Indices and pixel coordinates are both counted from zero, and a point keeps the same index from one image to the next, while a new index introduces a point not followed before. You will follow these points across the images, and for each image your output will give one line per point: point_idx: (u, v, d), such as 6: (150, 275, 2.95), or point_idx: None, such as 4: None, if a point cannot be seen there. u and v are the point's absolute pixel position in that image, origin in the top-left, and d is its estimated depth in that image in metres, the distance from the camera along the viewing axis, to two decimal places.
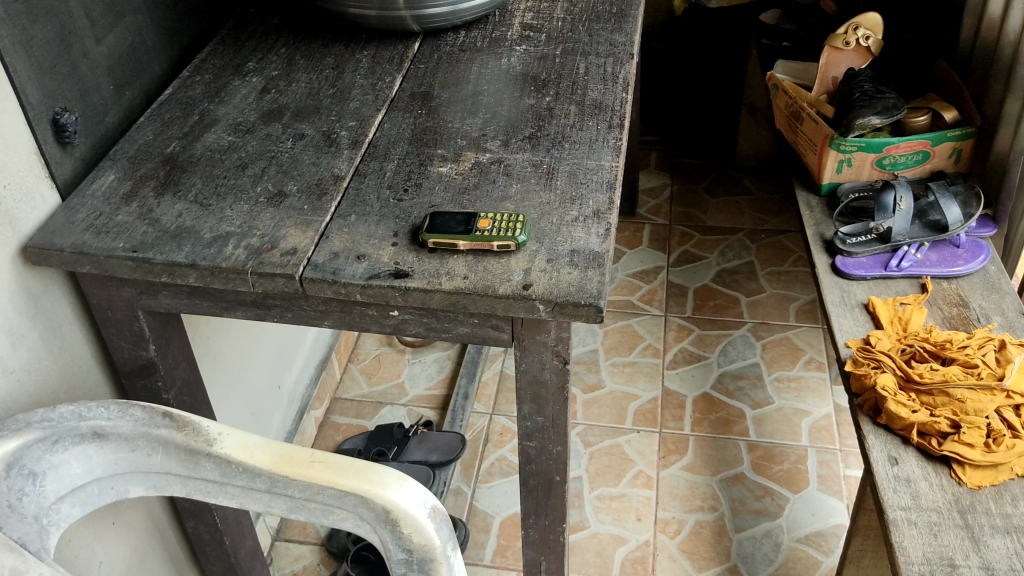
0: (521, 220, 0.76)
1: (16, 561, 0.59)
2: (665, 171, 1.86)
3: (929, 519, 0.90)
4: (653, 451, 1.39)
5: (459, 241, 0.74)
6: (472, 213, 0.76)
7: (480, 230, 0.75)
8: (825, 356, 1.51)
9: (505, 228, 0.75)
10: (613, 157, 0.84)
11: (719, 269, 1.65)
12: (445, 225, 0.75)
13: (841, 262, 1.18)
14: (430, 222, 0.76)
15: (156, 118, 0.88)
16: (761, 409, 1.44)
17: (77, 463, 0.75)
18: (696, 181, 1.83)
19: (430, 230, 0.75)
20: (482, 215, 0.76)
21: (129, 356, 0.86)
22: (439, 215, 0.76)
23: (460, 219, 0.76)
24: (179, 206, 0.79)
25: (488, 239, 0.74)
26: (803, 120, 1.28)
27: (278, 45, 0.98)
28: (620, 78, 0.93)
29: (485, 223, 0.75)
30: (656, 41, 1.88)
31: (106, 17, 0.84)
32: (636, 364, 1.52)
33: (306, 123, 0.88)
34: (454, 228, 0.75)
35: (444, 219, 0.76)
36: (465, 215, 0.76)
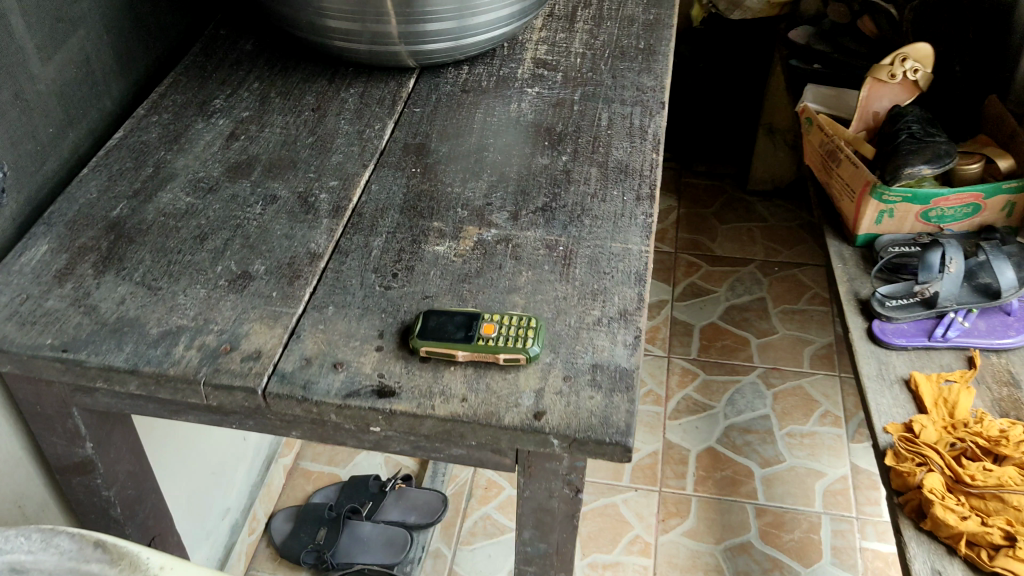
0: (533, 324, 0.63)
1: None
2: (671, 192, 1.72)
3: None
4: (652, 512, 1.23)
5: (458, 352, 0.61)
6: (472, 314, 0.63)
7: (483, 338, 0.62)
8: (842, 411, 1.35)
9: (514, 335, 0.62)
10: (643, 239, 0.70)
11: (729, 305, 1.51)
12: (440, 329, 0.62)
13: (879, 328, 1.04)
14: (421, 324, 0.63)
15: (104, 169, 0.75)
16: (771, 468, 1.28)
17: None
18: (704, 204, 1.69)
19: (421, 333, 0.62)
20: (485, 318, 0.63)
21: (63, 451, 0.73)
22: (433, 315, 0.63)
23: (459, 323, 0.63)
24: (123, 288, 0.66)
25: (494, 350, 0.61)
26: (838, 161, 1.13)
27: (250, 77, 0.85)
28: (649, 133, 0.80)
29: (490, 329, 0.62)
30: None
31: (43, 51, 0.71)
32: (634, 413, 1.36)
33: (279, 181, 0.75)
34: (450, 334, 0.62)
35: (439, 320, 0.63)
36: (464, 317, 0.63)
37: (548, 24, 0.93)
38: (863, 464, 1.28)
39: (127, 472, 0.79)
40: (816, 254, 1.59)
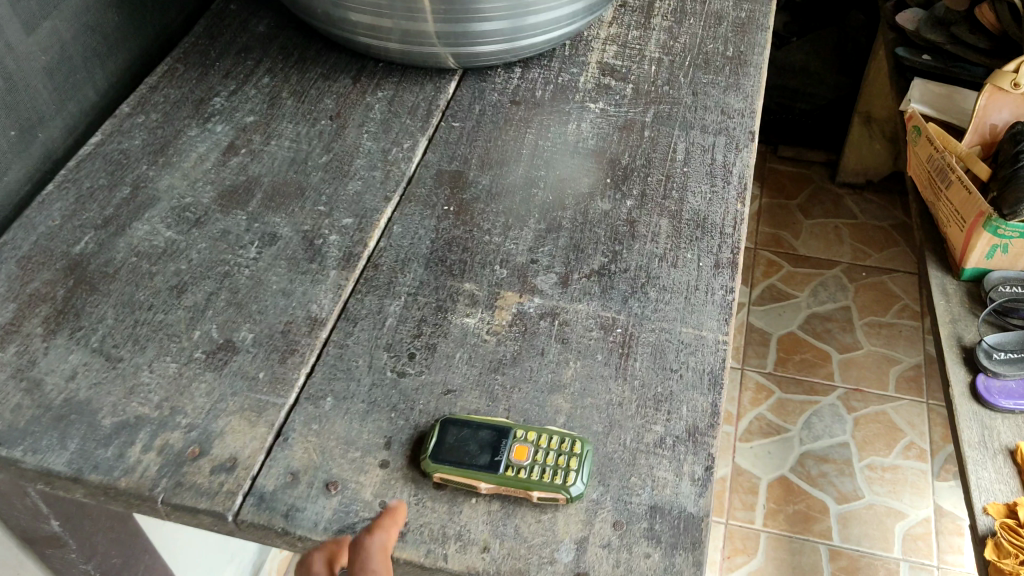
0: (580, 450, 0.49)
1: None
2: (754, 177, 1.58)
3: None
4: (717, 548, 1.11)
5: (481, 482, 0.48)
6: (502, 428, 0.50)
7: (514, 467, 0.48)
8: (928, 443, 1.21)
9: (554, 464, 0.48)
10: (721, 325, 0.56)
11: (809, 314, 1.37)
12: (458, 446, 0.49)
13: (983, 384, 0.89)
14: (435, 436, 0.50)
15: (71, 188, 0.63)
16: (848, 505, 1.15)
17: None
18: (789, 194, 1.55)
19: (434, 451, 0.49)
20: (517, 436, 0.50)
21: (27, 524, 0.62)
22: (450, 427, 0.50)
23: (484, 442, 0.49)
24: (75, 358, 0.55)
25: (528, 485, 0.48)
26: (950, 184, 0.98)
27: (259, 70, 0.73)
28: (734, 174, 0.65)
29: (524, 454, 0.49)
30: None
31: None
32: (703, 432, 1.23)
33: (282, 214, 0.63)
34: (470, 457, 0.49)
35: (458, 435, 0.50)
36: (491, 433, 0.50)
37: (619, 18, 0.79)
38: (949, 507, 1.14)
39: (102, 534, 0.68)
40: (910, 261, 1.45)
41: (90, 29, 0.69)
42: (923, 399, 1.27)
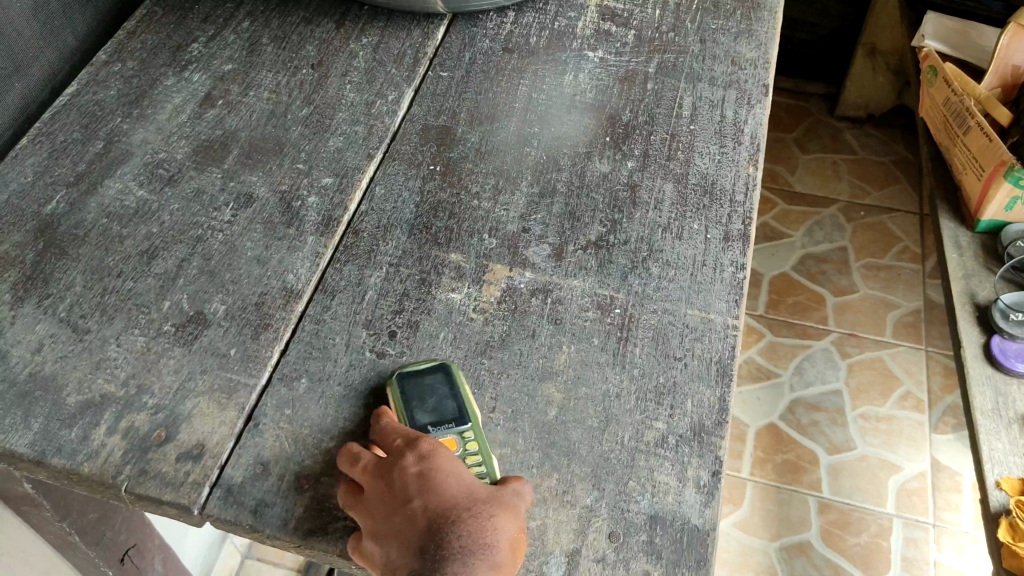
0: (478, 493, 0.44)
1: None
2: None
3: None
4: None
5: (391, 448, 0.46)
6: (462, 414, 0.47)
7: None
8: (926, 393, 1.18)
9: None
10: (728, 304, 0.52)
11: (804, 255, 1.34)
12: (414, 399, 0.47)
13: (998, 347, 0.85)
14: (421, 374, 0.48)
15: (44, 140, 0.60)
16: (839, 455, 1.13)
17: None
18: (787, 129, 1.51)
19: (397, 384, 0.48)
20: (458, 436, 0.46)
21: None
22: (437, 381, 0.48)
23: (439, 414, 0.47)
24: (41, 329, 0.51)
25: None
26: (968, 130, 0.93)
27: (240, 13, 0.68)
28: (745, 133, 0.61)
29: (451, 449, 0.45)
30: None
31: None
32: None
33: (260, 172, 0.59)
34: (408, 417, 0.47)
35: (430, 389, 0.48)
36: (453, 410, 0.47)
37: None
38: (945, 460, 1.11)
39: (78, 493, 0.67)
40: (911, 199, 1.40)
41: None
42: (921, 344, 1.23)
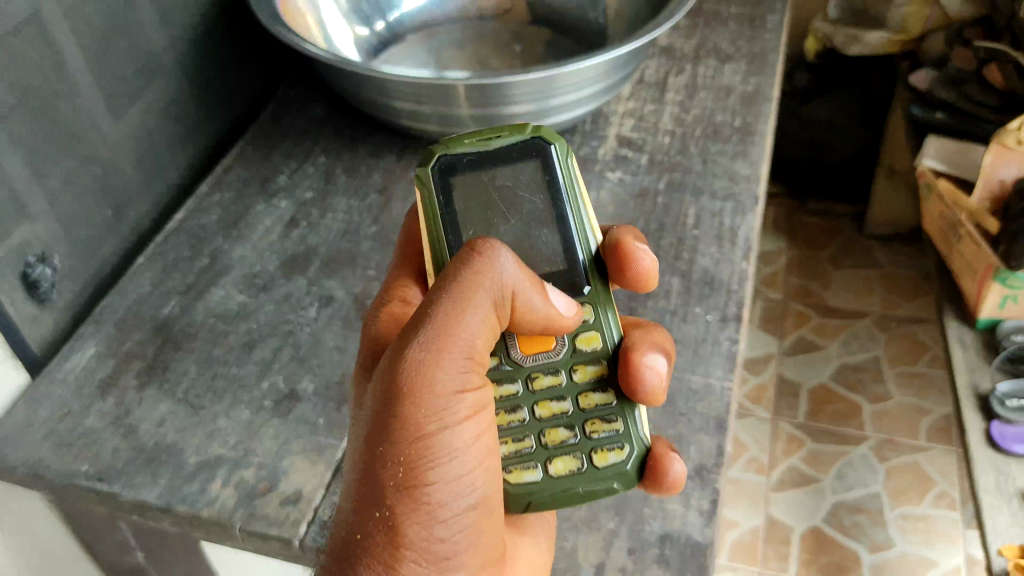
0: (608, 481, 0.50)
1: None
2: (782, 232, 1.65)
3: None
4: None
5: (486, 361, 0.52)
6: (563, 216, 0.53)
7: (529, 378, 0.52)
8: (960, 492, 1.25)
9: (551, 448, 0.51)
10: (727, 373, 0.63)
11: (840, 364, 1.43)
12: (501, 205, 0.53)
13: (997, 431, 0.94)
14: (517, 149, 0.53)
15: (158, 258, 0.72)
16: (880, 555, 1.20)
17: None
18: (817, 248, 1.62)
19: (476, 174, 0.53)
20: (556, 281, 0.53)
21: (116, 558, 0.70)
22: (527, 166, 0.53)
23: (536, 220, 0.53)
24: (163, 406, 0.62)
25: (511, 412, 0.52)
26: (962, 237, 1.06)
27: (316, 149, 0.81)
28: (740, 236, 0.73)
29: (562, 380, 0.52)
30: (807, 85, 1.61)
31: (97, 136, 0.68)
32: (739, 481, 1.30)
33: (337, 279, 0.70)
34: (488, 232, 0.52)
35: (520, 182, 0.53)
36: (549, 211, 0.53)
37: (636, 94, 0.86)
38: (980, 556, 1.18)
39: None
40: None
41: (177, 117, 0.77)
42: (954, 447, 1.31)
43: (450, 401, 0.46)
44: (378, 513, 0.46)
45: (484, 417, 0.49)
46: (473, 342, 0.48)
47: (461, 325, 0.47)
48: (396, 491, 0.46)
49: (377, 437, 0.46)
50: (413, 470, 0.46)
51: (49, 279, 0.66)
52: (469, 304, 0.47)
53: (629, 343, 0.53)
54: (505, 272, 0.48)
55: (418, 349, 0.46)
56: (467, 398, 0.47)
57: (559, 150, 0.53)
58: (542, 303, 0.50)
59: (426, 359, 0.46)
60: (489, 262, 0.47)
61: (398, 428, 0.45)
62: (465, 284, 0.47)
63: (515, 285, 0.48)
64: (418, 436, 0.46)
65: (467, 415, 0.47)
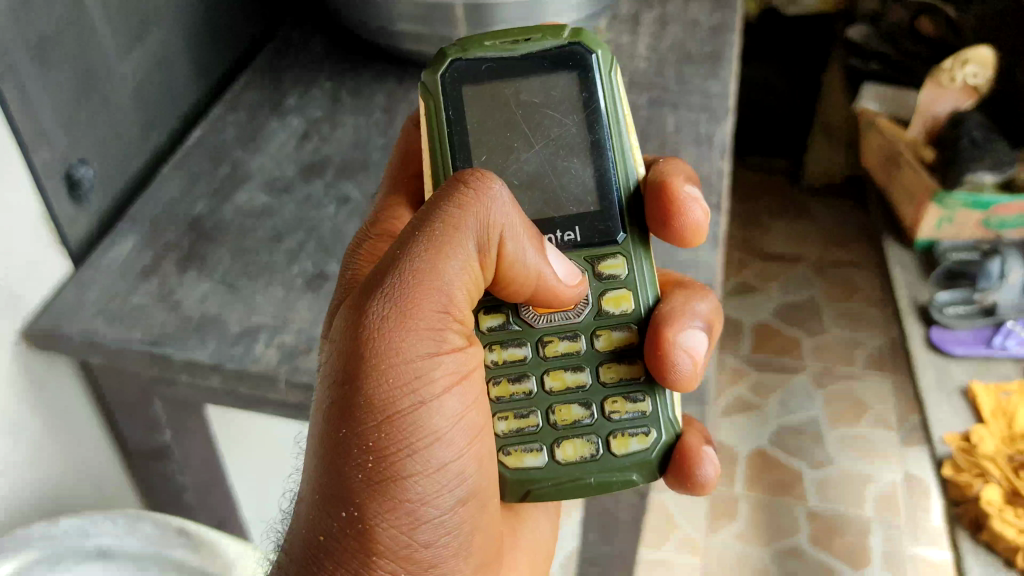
0: (626, 470, 0.54)
1: None
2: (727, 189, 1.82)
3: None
4: (702, 513, 1.29)
5: (493, 320, 0.55)
6: (598, 143, 0.55)
7: (542, 342, 0.55)
8: (894, 415, 1.40)
9: (562, 427, 0.54)
10: (711, 249, 0.70)
11: (779, 302, 1.60)
12: (525, 123, 0.55)
13: (938, 336, 1.06)
14: (551, 58, 0.55)
15: (183, 168, 0.78)
16: (822, 471, 1.33)
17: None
18: (757, 200, 1.79)
19: (497, 84, 0.55)
20: (587, 226, 0.55)
21: (144, 444, 0.75)
22: (561, 78, 0.55)
23: (568, 147, 0.55)
24: (204, 287, 0.68)
25: (517, 382, 0.55)
26: (901, 166, 1.18)
27: (322, 78, 0.88)
28: (716, 140, 0.79)
29: (580, 347, 0.55)
30: (761, 69, 1.74)
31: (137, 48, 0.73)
32: None
33: (351, 183, 0.76)
34: (507, 159, 0.55)
35: (550, 97, 0.55)
36: (583, 137, 0.55)
37: (612, 27, 0.94)
38: (915, 471, 1.32)
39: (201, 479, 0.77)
40: (867, 253, 1.67)
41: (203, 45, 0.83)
42: (887, 372, 1.47)
43: (420, 368, 0.47)
44: (345, 496, 0.47)
45: (453, 375, 0.49)
46: (449, 292, 0.48)
47: (433, 278, 0.47)
48: (364, 473, 0.46)
49: (341, 399, 0.46)
50: (383, 448, 0.46)
51: (90, 181, 0.69)
52: (441, 252, 0.47)
53: (665, 312, 0.55)
54: (482, 217, 0.48)
55: (382, 306, 0.46)
56: (437, 356, 0.48)
57: (599, 60, 0.55)
58: (534, 255, 0.51)
59: (391, 321, 0.46)
60: (467, 206, 0.47)
61: (362, 390, 0.46)
62: (438, 232, 0.47)
63: (495, 230, 0.49)
64: (385, 398, 0.46)
65: (438, 372, 0.48)
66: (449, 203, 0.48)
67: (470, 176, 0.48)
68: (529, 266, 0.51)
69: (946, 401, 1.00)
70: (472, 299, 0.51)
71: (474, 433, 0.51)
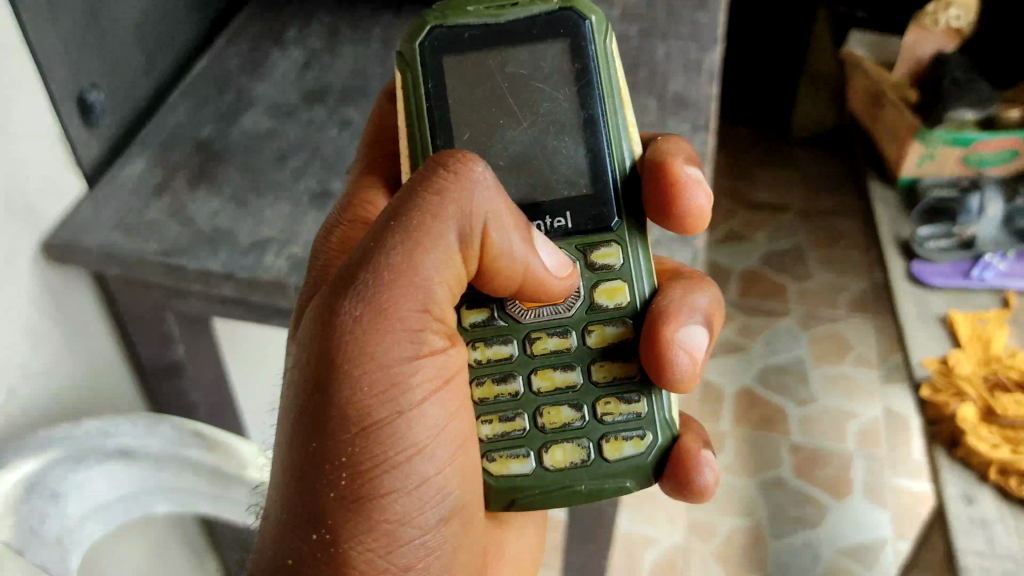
0: (618, 476, 0.54)
1: None
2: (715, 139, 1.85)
3: (1004, 567, 0.80)
4: None
5: (477, 315, 0.54)
6: (591, 119, 0.54)
7: (529, 339, 0.55)
8: (876, 354, 1.44)
9: (550, 430, 0.54)
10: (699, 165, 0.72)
11: (765, 249, 1.63)
12: (512, 99, 0.54)
13: (917, 269, 1.09)
14: (540, 26, 0.53)
15: (190, 95, 0.81)
16: (806, 408, 1.37)
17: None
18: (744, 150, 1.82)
19: (482, 55, 0.54)
20: (577, 211, 0.54)
21: (155, 363, 0.77)
22: (551, 48, 0.53)
23: (557, 123, 0.54)
24: (214, 203, 0.71)
25: (501, 383, 0.55)
26: (886, 106, 1.20)
27: (321, 12, 0.91)
28: (705, 66, 0.83)
29: (570, 344, 0.54)
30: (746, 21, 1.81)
31: None
32: None
33: (353, 107, 0.79)
34: (494, 137, 0.54)
35: (539, 69, 0.54)
36: (574, 114, 0.54)
37: None
38: (895, 406, 1.36)
39: (211, 393, 0.81)
40: (851, 201, 1.70)
41: None
42: (870, 314, 1.51)
43: (395, 369, 0.48)
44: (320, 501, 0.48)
45: (431, 365, 0.50)
46: (426, 286, 0.48)
47: (410, 276, 0.47)
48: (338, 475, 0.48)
49: (314, 397, 0.47)
50: (357, 449, 0.48)
51: (100, 105, 0.71)
52: (418, 248, 0.47)
53: (662, 308, 0.55)
54: (462, 208, 0.47)
55: (354, 306, 0.46)
56: (414, 351, 0.49)
57: (593, 27, 0.54)
58: (519, 243, 0.50)
59: (365, 324, 0.46)
60: (445, 196, 0.47)
61: (334, 390, 0.47)
62: (415, 225, 0.47)
63: (477, 220, 0.48)
64: (359, 397, 0.47)
65: (414, 375, 0.49)
66: (427, 191, 0.47)
67: (451, 160, 0.48)
68: (515, 257, 0.50)
69: (923, 329, 1.04)
70: (455, 287, 0.51)
71: (453, 434, 0.52)
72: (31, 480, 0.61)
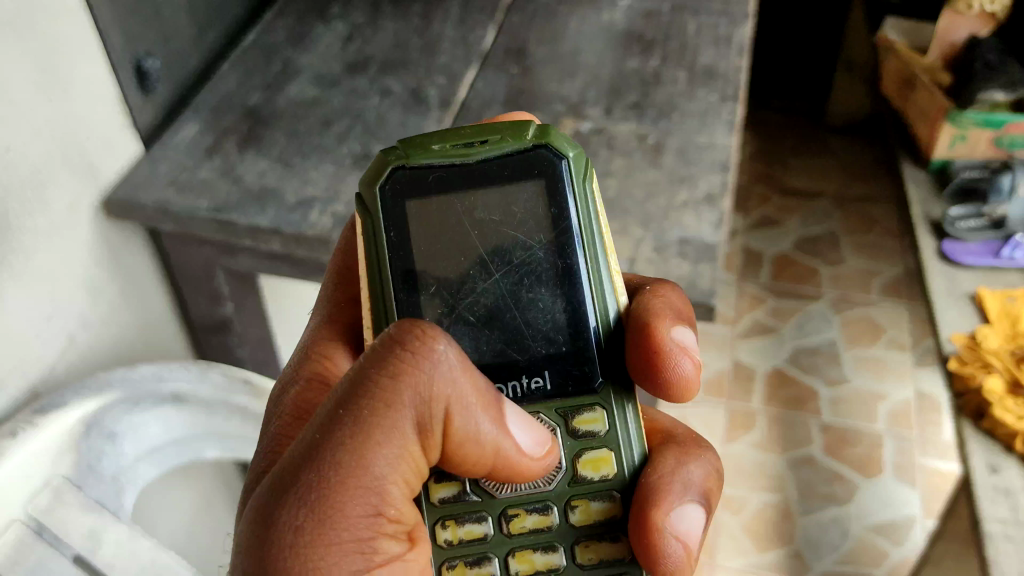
0: None
1: (94, 520, 0.62)
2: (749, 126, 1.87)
3: None
4: (720, 425, 1.34)
5: (446, 490, 0.46)
6: (569, 271, 0.46)
7: (505, 516, 0.46)
8: (908, 337, 1.45)
9: None
10: (728, 133, 0.75)
11: (799, 234, 1.64)
12: (482, 246, 0.46)
13: (949, 247, 1.10)
14: (510, 167, 0.46)
15: (239, 67, 0.84)
16: (837, 389, 1.39)
17: (102, 532, 0.62)
18: (779, 138, 1.84)
19: (447, 200, 0.46)
20: (557, 369, 0.46)
21: (205, 318, 0.81)
22: (522, 191, 0.46)
23: (535, 275, 0.46)
24: (263, 164, 0.74)
25: (475, 566, 0.46)
26: (918, 88, 1.22)
27: None
28: (735, 42, 0.86)
29: (551, 522, 0.46)
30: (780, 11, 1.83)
31: None
32: (708, 333, 1.48)
33: (393, 78, 0.82)
34: (463, 283, 0.46)
35: (511, 215, 0.46)
36: (551, 263, 0.46)
37: None
38: (926, 388, 1.37)
39: (257, 350, 0.84)
40: (885, 188, 1.72)
41: None
42: (903, 300, 1.52)
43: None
44: None
45: None
46: (381, 486, 0.40)
47: (359, 475, 0.40)
48: None
49: None
50: None
51: (156, 72, 0.75)
52: (369, 441, 0.40)
53: (654, 485, 0.47)
54: (420, 392, 0.40)
55: (295, 511, 0.39)
56: (365, 566, 0.40)
57: (571, 166, 0.46)
58: (489, 427, 0.42)
59: (307, 532, 0.39)
60: (402, 377, 0.40)
61: None
62: (366, 412, 0.40)
63: (438, 404, 0.40)
64: None
65: None
66: (379, 372, 0.40)
67: (409, 335, 0.40)
68: (483, 441, 0.42)
69: (953, 305, 1.05)
70: (414, 483, 0.43)
71: None
72: (90, 419, 0.64)
